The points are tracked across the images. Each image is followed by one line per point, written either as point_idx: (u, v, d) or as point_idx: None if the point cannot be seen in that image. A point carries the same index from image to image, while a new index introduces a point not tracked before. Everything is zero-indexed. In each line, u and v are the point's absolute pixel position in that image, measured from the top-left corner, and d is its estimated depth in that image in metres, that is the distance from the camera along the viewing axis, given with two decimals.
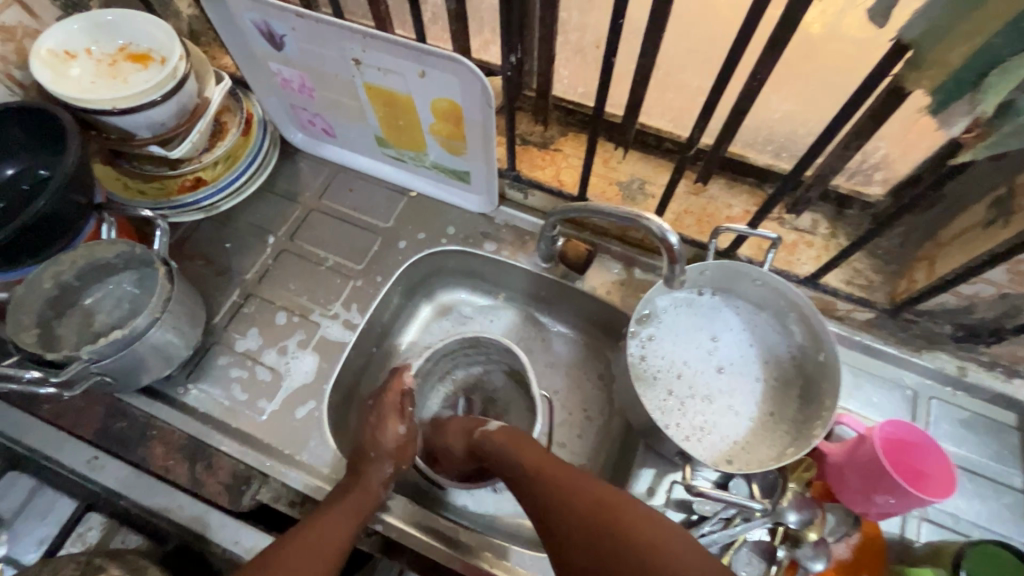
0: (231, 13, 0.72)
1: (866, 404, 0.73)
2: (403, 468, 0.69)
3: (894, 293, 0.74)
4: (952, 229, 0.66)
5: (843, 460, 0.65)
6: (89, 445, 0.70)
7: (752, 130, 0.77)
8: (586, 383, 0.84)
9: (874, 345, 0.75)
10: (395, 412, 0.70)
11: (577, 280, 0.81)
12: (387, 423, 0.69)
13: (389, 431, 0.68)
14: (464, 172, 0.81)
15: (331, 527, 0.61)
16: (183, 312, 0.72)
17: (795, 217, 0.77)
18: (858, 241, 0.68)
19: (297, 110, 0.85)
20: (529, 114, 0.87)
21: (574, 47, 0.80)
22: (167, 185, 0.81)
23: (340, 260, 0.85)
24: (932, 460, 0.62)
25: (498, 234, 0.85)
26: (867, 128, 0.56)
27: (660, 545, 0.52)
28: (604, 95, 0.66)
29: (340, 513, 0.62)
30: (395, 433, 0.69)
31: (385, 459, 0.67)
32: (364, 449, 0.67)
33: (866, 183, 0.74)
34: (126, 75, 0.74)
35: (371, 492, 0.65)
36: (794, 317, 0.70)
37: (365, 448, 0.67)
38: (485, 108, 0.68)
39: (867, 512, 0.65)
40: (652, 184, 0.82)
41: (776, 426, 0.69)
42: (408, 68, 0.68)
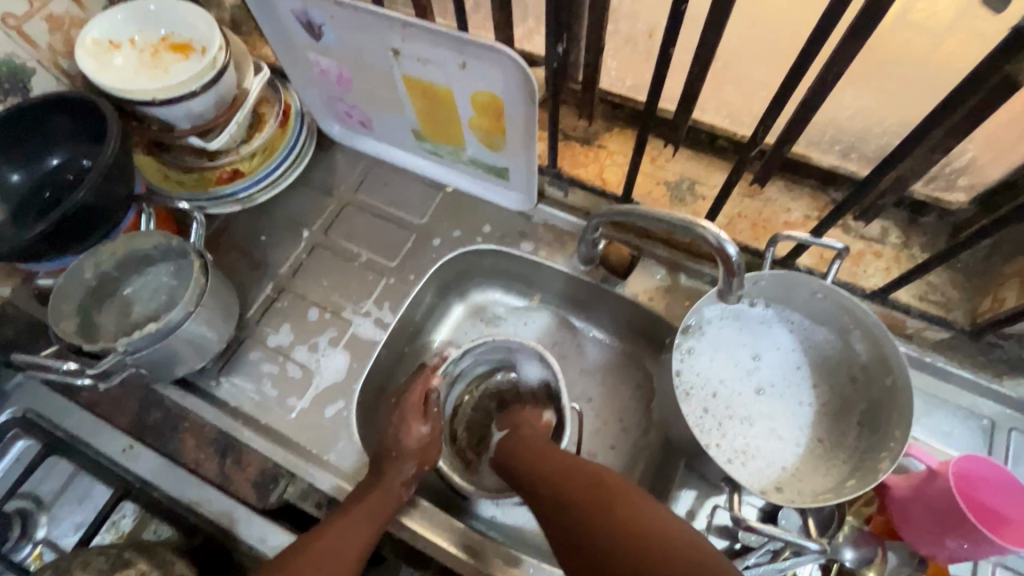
0: (270, 2, 0.70)
1: (936, 434, 0.66)
2: (427, 469, 0.67)
3: (976, 313, 0.67)
4: None
5: (910, 496, 0.59)
6: (125, 435, 0.71)
7: (818, 129, 0.71)
8: (623, 393, 0.80)
9: (947, 368, 0.67)
10: (417, 410, 0.68)
11: (618, 284, 0.76)
12: (409, 421, 0.67)
13: (413, 431, 0.66)
14: (502, 168, 0.78)
15: (354, 529, 0.59)
16: (217, 306, 0.72)
17: (862, 224, 0.70)
18: (940, 256, 0.61)
19: (334, 102, 0.84)
20: (571, 108, 0.82)
21: (624, 37, 0.78)
22: (204, 176, 0.81)
23: (373, 256, 0.83)
24: (1015, 502, 0.55)
25: (535, 233, 0.81)
26: (961, 129, 0.50)
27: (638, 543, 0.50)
28: (656, 89, 0.61)
29: (360, 513, 0.60)
30: (419, 433, 0.66)
31: (410, 459, 0.65)
32: (386, 450, 0.65)
33: (947, 189, 0.67)
34: (167, 65, 0.74)
35: (392, 492, 0.63)
36: (858, 334, 0.64)
37: (387, 449, 0.65)
38: (528, 102, 0.64)
39: (934, 554, 0.59)
40: (703, 185, 0.76)
41: (833, 455, 0.64)
42: (447, 58, 0.65)
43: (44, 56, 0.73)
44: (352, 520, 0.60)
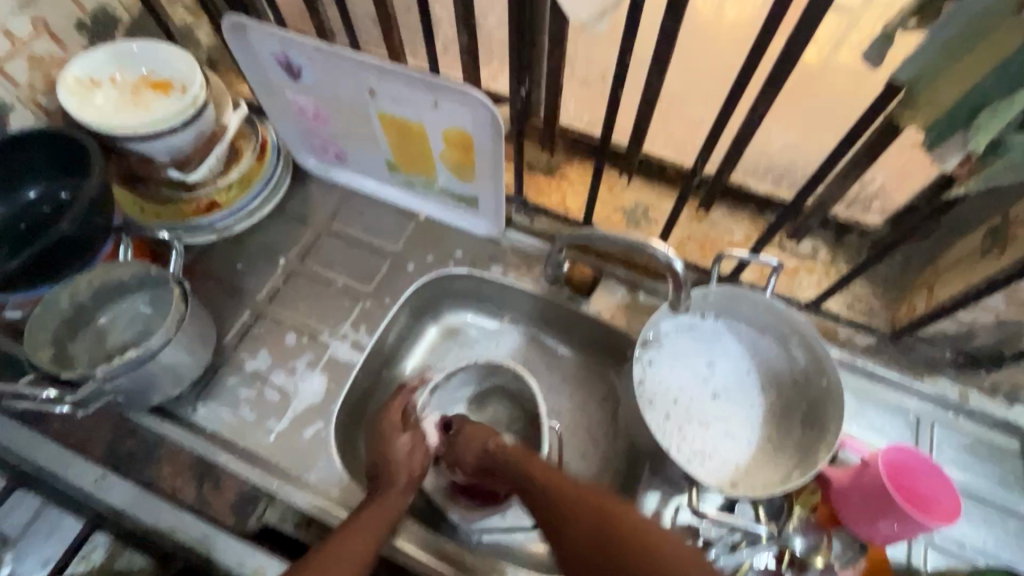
0: (251, 45, 0.75)
1: (870, 429, 0.74)
2: (418, 476, 0.68)
3: (894, 318, 0.75)
4: (949, 257, 0.68)
5: (848, 486, 0.65)
6: (97, 465, 0.71)
7: (752, 160, 0.80)
8: (591, 405, 0.84)
9: (876, 369, 0.75)
10: (397, 424, 0.71)
11: (583, 302, 0.82)
12: (389, 435, 0.70)
13: (396, 443, 0.69)
14: (472, 197, 0.83)
15: (348, 544, 0.61)
16: (195, 332, 0.73)
17: (796, 243, 0.79)
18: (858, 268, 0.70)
19: (310, 136, 0.88)
20: (535, 141, 0.89)
21: (580, 80, 0.84)
22: (181, 208, 0.83)
23: (349, 281, 0.86)
24: (937, 484, 0.63)
25: (504, 257, 0.86)
26: (864, 160, 0.58)
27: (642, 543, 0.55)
28: (609, 126, 0.68)
29: (362, 524, 0.63)
30: (402, 442, 0.69)
31: (399, 470, 0.67)
32: (375, 467, 0.69)
33: (864, 212, 0.76)
34: (147, 102, 0.77)
35: (387, 503, 0.65)
36: (796, 341, 0.71)
37: (377, 463, 0.68)
38: (495, 137, 0.71)
39: (873, 538, 0.65)
40: (656, 211, 0.83)
41: (779, 452, 0.70)
42: (421, 99, 0.71)
43: (23, 93, 0.75)
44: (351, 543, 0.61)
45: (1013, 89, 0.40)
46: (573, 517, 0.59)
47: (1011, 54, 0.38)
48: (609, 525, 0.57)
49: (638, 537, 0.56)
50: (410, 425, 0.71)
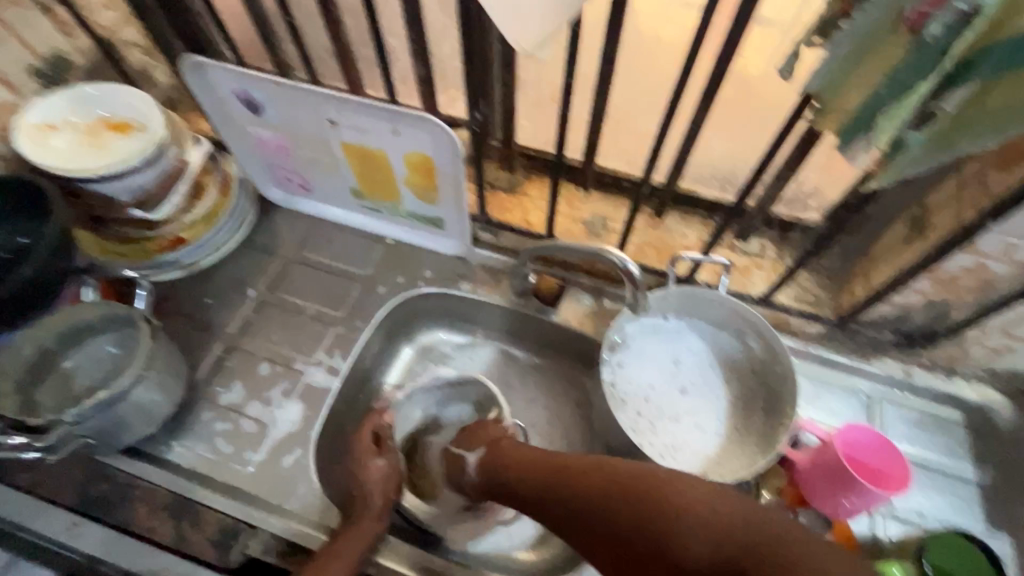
0: (210, 83, 0.77)
1: (826, 411, 0.79)
2: (393, 500, 0.71)
3: (839, 307, 0.81)
4: (880, 245, 0.74)
5: (810, 466, 0.69)
6: (69, 512, 0.69)
7: (698, 168, 0.85)
8: (567, 411, 0.87)
9: (828, 355, 0.81)
10: (371, 451, 0.73)
11: (551, 312, 0.86)
12: (365, 461, 0.71)
13: (370, 468, 0.71)
14: (437, 218, 0.86)
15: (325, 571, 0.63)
16: (167, 368, 0.73)
17: (744, 243, 0.84)
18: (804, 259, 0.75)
19: (274, 168, 0.90)
20: (494, 162, 0.92)
21: (534, 100, 0.89)
22: (145, 247, 0.83)
23: (320, 308, 0.87)
24: (888, 458, 0.68)
25: (472, 274, 0.89)
26: (794, 162, 0.64)
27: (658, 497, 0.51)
28: (561, 143, 0.73)
29: (338, 550, 0.65)
30: (376, 467, 0.71)
31: (374, 495, 0.69)
32: (349, 492, 0.70)
33: (803, 210, 0.82)
34: (107, 144, 0.77)
35: (365, 531, 0.66)
36: (751, 334, 0.76)
37: (352, 491, 0.69)
38: (455, 159, 0.74)
39: (836, 513, 0.69)
40: (613, 221, 0.88)
41: (745, 440, 0.73)
42: (380, 127, 0.74)
43: None
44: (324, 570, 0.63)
45: (903, 92, 0.44)
46: (576, 480, 0.58)
47: (895, 65, 0.43)
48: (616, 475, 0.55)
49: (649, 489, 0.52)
50: (382, 446, 0.73)
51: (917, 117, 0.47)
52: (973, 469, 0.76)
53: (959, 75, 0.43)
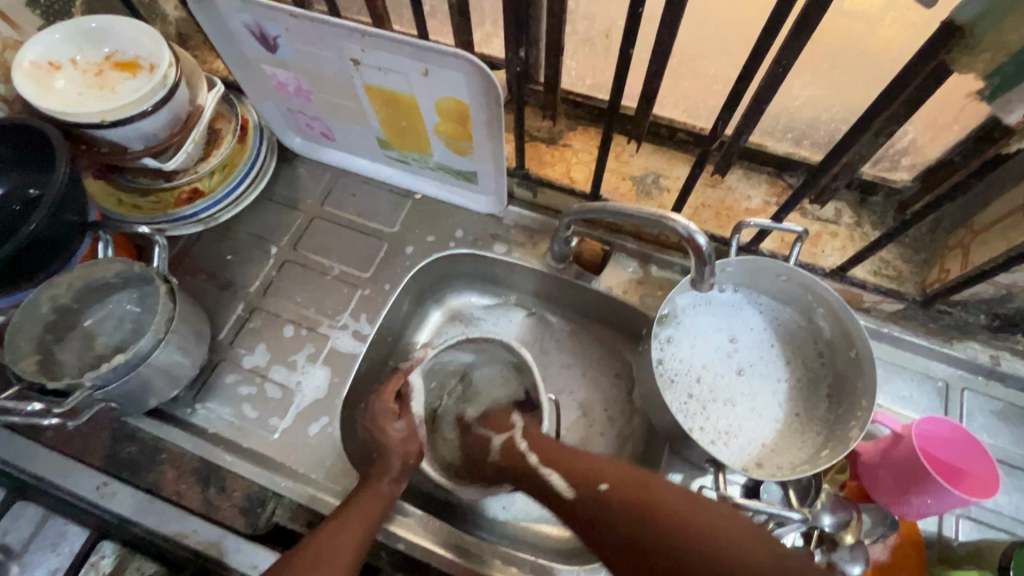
0: (220, 14, 0.69)
1: (898, 398, 0.71)
2: (412, 465, 0.67)
3: (925, 283, 0.71)
4: (987, 215, 0.63)
5: (877, 460, 0.63)
6: (98, 472, 0.68)
7: (772, 118, 0.74)
8: (606, 384, 0.81)
9: (903, 336, 0.73)
10: (391, 413, 0.68)
11: (593, 280, 0.78)
12: (383, 423, 0.67)
13: (388, 431, 0.67)
14: (471, 173, 0.78)
15: (341, 532, 0.59)
16: (188, 332, 0.70)
17: (818, 207, 0.74)
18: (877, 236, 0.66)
19: (294, 114, 0.82)
20: (534, 109, 0.83)
21: (582, 37, 0.76)
22: (163, 199, 0.78)
23: (346, 268, 0.82)
24: (969, 455, 0.61)
25: (508, 235, 0.82)
26: (901, 114, 0.53)
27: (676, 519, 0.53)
28: (618, 88, 0.62)
29: (350, 514, 0.61)
30: (395, 431, 0.67)
31: (394, 457, 0.66)
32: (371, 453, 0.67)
33: (892, 169, 0.70)
34: (114, 85, 0.71)
35: (382, 492, 0.63)
36: (822, 311, 0.68)
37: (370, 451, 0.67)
38: (493, 106, 0.65)
39: (903, 512, 0.63)
40: (667, 178, 0.78)
41: (806, 428, 0.67)
42: (409, 67, 0.65)
43: None
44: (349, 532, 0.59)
45: None
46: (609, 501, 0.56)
47: None
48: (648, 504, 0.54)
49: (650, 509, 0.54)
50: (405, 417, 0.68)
51: None
52: None
53: None
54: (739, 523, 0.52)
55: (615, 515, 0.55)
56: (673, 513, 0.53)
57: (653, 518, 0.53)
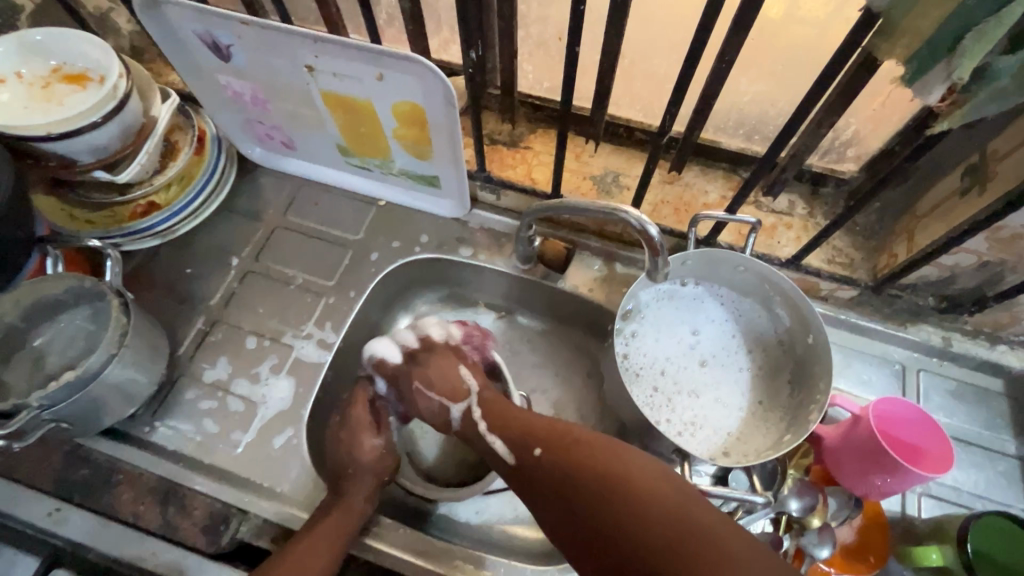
0: (171, 24, 0.68)
1: (857, 382, 0.73)
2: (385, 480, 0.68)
3: (876, 269, 0.73)
4: (928, 200, 0.65)
5: (839, 444, 0.64)
6: (50, 497, 0.65)
7: (723, 115, 0.76)
8: (578, 383, 0.82)
9: (860, 323, 0.75)
10: (367, 427, 0.69)
11: (558, 279, 0.79)
12: (361, 437, 0.68)
13: (365, 445, 0.67)
14: (433, 178, 0.78)
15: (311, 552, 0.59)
16: (143, 347, 0.68)
17: (772, 200, 0.76)
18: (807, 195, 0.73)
19: (252, 124, 0.82)
20: (494, 113, 0.84)
21: (536, 40, 0.77)
22: (117, 213, 0.77)
23: (309, 277, 0.81)
24: (927, 434, 0.62)
25: (473, 238, 0.82)
26: (839, 105, 0.55)
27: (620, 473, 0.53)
28: (570, 88, 0.63)
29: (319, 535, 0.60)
30: (372, 445, 0.67)
31: (368, 473, 0.66)
32: (343, 469, 0.66)
33: (839, 161, 0.73)
34: (61, 97, 0.69)
35: (354, 510, 0.63)
36: (779, 300, 0.69)
37: (344, 467, 0.66)
38: (449, 108, 0.65)
39: (867, 493, 0.64)
40: (627, 176, 0.80)
41: (769, 415, 0.68)
42: (364, 71, 0.65)
43: None
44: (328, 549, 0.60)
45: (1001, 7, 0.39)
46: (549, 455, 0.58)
47: None
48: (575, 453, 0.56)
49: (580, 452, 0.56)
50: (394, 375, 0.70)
51: (1007, 41, 0.42)
52: (1015, 443, 0.71)
53: None
54: (668, 477, 0.52)
55: (552, 472, 0.57)
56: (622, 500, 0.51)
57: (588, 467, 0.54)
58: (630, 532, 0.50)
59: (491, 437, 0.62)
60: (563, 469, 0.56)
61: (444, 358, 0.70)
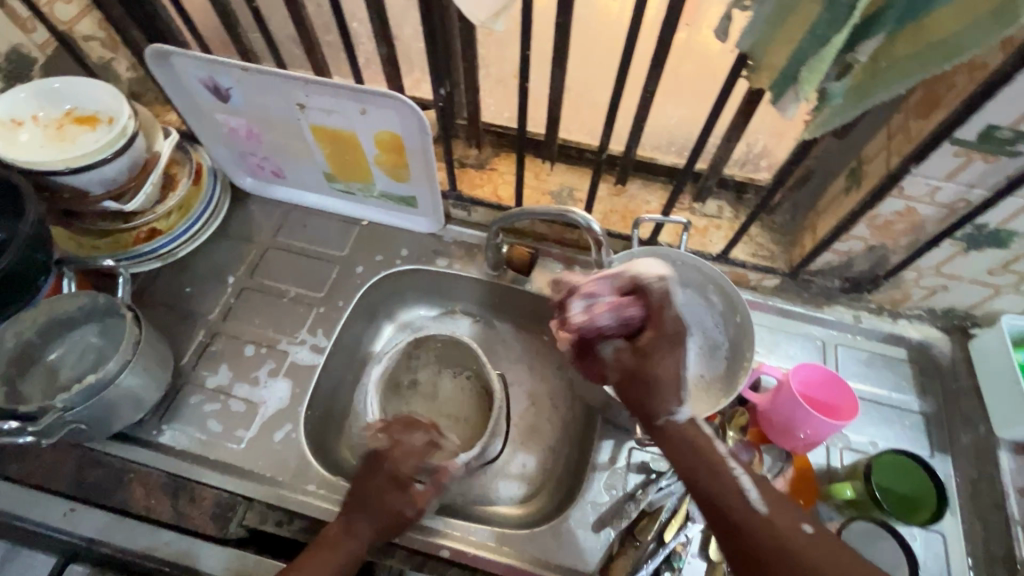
0: (176, 71, 0.78)
1: (786, 358, 0.85)
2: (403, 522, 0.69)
3: (791, 259, 0.86)
4: (825, 199, 0.79)
5: (769, 406, 0.75)
6: (65, 498, 0.71)
7: (657, 135, 0.90)
8: (549, 374, 0.92)
9: (785, 306, 0.88)
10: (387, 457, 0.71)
11: (525, 282, 0.89)
12: (376, 466, 0.71)
13: (379, 478, 0.69)
14: (410, 198, 0.89)
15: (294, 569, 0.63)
16: (152, 355, 0.75)
17: (703, 205, 0.89)
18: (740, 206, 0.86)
19: (246, 156, 0.91)
20: (462, 140, 0.96)
21: (495, 79, 0.93)
22: (122, 239, 0.85)
23: (301, 290, 0.90)
24: (839, 392, 0.74)
25: (448, 250, 0.93)
26: (740, 123, 0.69)
27: (793, 540, 0.54)
28: (524, 116, 0.75)
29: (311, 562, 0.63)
30: (387, 475, 0.69)
31: (378, 516, 0.67)
32: (364, 498, 0.68)
33: (755, 170, 0.87)
34: (74, 137, 0.78)
35: (354, 547, 0.65)
36: (713, 289, 0.80)
37: (364, 502, 0.68)
38: (423, 137, 0.77)
39: (795, 446, 0.75)
40: (579, 191, 0.91)
41: (709, 386, 0.79)
42: (349, 107, 0.76)
43: None
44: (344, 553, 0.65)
45: None
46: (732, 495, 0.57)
47: (812, 22, 0.45)
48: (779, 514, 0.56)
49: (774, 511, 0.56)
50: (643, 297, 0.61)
51: (837, 68, 0.49)
52: (918, 402, 0.83)
53: (867, 28, 0.45)
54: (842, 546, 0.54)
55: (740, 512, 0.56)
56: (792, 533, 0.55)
57: (787, 536, 0.54)
58: (811, 567, 0.52)
59: (658, 365, 0.59)
60: (763, 520, 0.55)
61: (677, 324, 0.59)
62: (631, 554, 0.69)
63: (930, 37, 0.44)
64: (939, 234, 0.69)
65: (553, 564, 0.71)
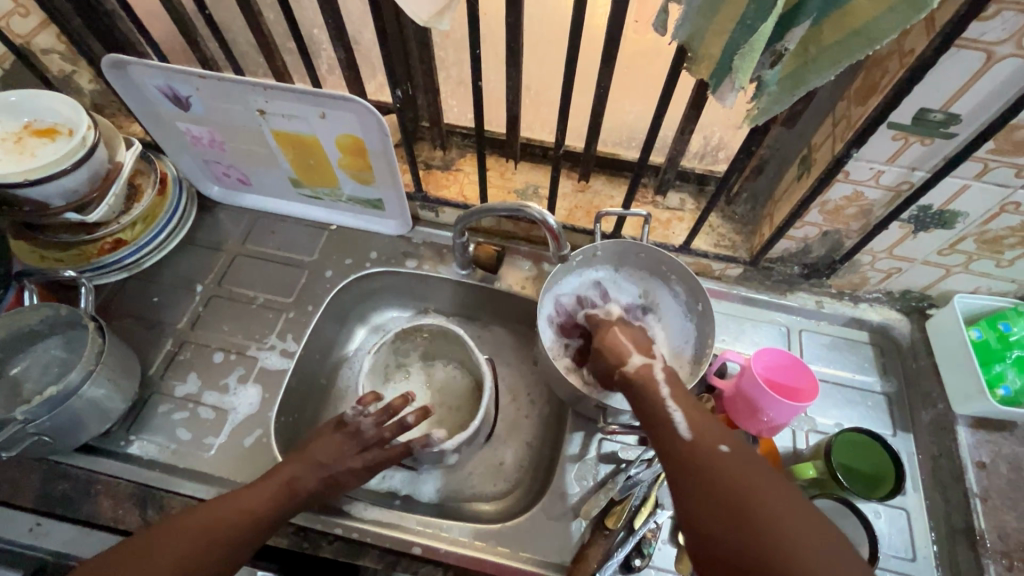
0: (135, 81, 0.78)
1: (751, 345, 0.87)
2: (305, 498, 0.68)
3: (752, 247, 0.88)
4: (780, 188, 0.81)
5: (733, 391, 0.76)
6: (31, 513, 0.71)
7: (617, 132, 0.92)
8: (521, 370, 0.92)
9: (750, 294, 0.90)
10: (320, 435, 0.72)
11: (494, 280, 0.90)
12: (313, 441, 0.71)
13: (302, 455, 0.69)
14: (377, 200, 0.90)
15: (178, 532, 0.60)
16: (117, 365, 0.74)
17: (665, 198, 0.91)
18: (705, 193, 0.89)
19: (211, 165, 0.92)
20: (428, 142, 0.97)
21: (455, 80, 0.91)
22: (86, 251, 0.84)
23: (270, 296, 0.90)
24: (800, 375, 0.76)
25: (417, 251, 0.93)
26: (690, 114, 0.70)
27: (754, 497, 0.52)
28: (481, 114, 0.76)
29: (197, 524, 0.61)
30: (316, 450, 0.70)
31: (284, 479, 0.67)
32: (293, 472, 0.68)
33: (713, 162, 0.90)
34: (33, 149, 0.77)
35: (255, 505, 0.64)
36: (676, 279, 0.81)
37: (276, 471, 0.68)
38: (383, 139, 0.77)
39: (760, 430, 0.76)
40: (544, 188, 0.92)
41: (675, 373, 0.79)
42: (309, 112, 0.77)
43: None
44: (229, 523, 0.62)
45: None
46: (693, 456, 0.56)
47: (741, 12, 0.47)
48: (741, 476, 0.53)
49: (734, 474, 0.53)
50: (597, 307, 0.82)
51: (770, 57, 0.50)
52: (880, 383, 0.85)
53: (791, 15, 0.47)
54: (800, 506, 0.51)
55: (697, 472, 0.55)
56: (766, 501, 0.51)
57: (741, 490, 0.52)
58: (766, 520, 0.50)
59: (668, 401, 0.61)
60: (721, 479, 0.53)
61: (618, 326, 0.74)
62: (601, 543, 0.68)
63: (854, 24, 0.46)
64: (887, 217, 0.71)
65: (525, 555, 0.71)
